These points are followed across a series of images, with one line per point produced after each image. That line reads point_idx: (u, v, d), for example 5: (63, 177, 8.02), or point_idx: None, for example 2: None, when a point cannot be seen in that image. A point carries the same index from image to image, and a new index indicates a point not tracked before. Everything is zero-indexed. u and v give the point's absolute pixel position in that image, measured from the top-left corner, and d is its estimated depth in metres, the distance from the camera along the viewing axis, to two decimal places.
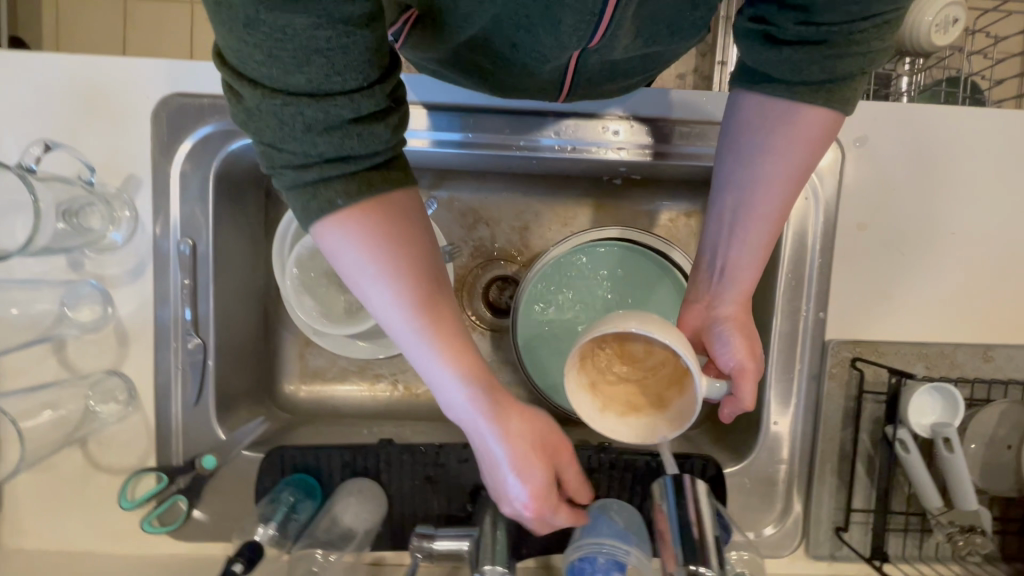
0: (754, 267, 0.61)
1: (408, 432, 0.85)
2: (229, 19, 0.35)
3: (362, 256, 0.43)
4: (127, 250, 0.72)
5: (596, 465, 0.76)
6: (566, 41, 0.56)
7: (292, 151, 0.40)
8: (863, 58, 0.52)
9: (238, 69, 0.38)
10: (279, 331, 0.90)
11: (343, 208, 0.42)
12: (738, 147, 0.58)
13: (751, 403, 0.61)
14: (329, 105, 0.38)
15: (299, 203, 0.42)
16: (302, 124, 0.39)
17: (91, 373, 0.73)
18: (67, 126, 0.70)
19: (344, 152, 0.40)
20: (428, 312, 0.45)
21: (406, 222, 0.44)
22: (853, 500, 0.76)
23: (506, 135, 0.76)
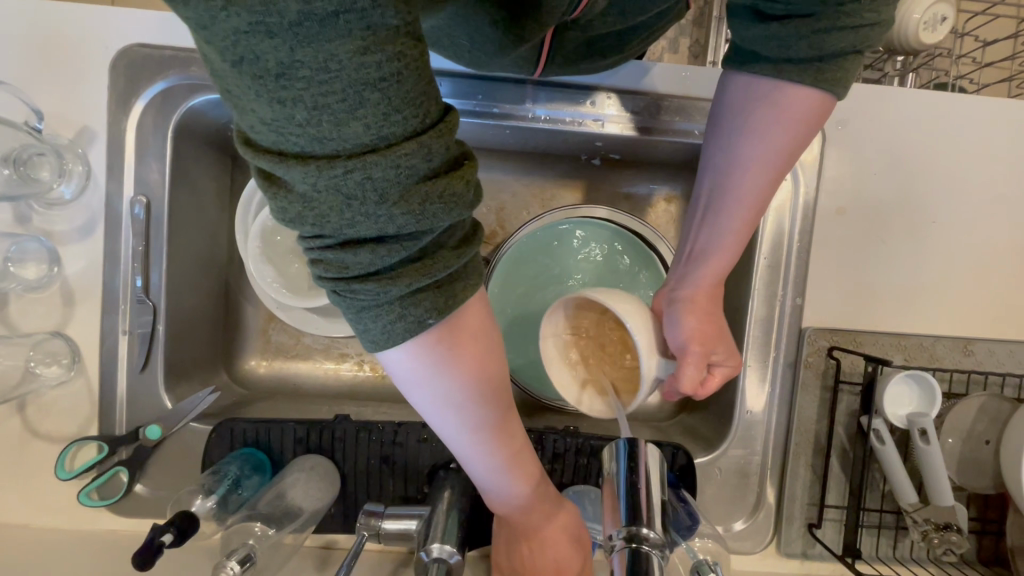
0: (731, 252, 0.59)
1: (370, 413, 0.82)
2: (260, 76, 0.26)
3: (441, 379, 0.38)
4: (77, 205, 0.69)
5: (562, 450, 0.72)
6: (547, 15, 0.55)
7: (365, 236, 0.30)
8: (856, 34, 0.47)
9: (277, 150, 0.28)
10: (242, 304, 0.87)
11: (430, 337, 0.35)
12: (722, 131, 0.56)
13: (693, 390, 0.56)
14: (399, 161, 0.28)
15: (373, 317, 0.33)
16: (372, 199, 0.29)
17: (34, 333, 0.69)
18: (20, 73, 0.67)
19: (423, 227, 0.31)
20: (492, 433, 0.43)
21: (483, 332, 0.39)
22: (827, 496, 0.73)
23: (482, 103, 0.73)
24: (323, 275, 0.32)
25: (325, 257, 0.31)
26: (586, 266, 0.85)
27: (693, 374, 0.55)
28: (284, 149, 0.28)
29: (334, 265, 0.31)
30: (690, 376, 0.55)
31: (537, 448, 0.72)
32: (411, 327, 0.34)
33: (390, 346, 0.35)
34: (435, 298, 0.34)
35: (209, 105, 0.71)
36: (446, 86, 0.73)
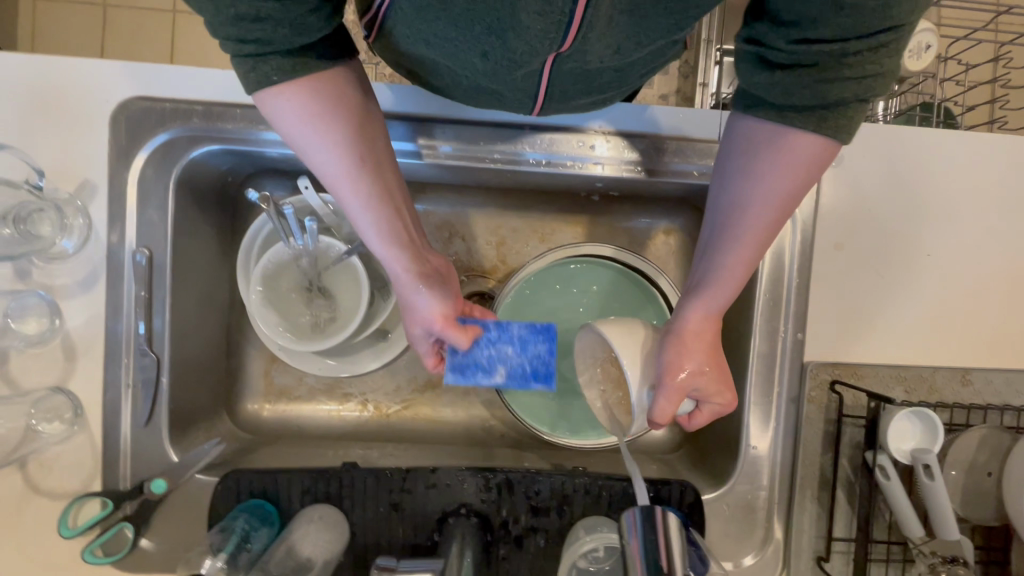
0: (726, 291, 0.57)
1: (375, 455, 0.81)
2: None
3: (304, 129, 0.48)
4: (78, 259, 0.68)
5: (571, 491, 0.72)
6: (538, 47, 0.50)
7: (227, 34, 0.42)
8: (859, 85, 0.48)
9: None
10: (244, 346, 0.86)
11: (285, 84, 0.45)
12: (724, 170, 0.58)
13: (661, 421, 0.58)
14: (260, 3, 0.40)
15: (242, 72, 0.44)
16: (230, 14, 0.40)
17: (35, 390, 0.68)
18: (18, 128, 0.66)
19: (276, 43, 0.43)
20: (364, 181, 0.50)
21: (351, 102, 0.49)
22: (834, 529, 0.74)
23: (482, 147, 0.74)
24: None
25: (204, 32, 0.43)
26: (591, 302, 0.85)
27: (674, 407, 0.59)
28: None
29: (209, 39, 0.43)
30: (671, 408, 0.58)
31: (546, 489, 0.72)
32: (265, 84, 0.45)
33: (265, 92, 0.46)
34: (282, 68, 0.44)
35: (210, 155, 0.71)
36: (448, 133, 0.74)
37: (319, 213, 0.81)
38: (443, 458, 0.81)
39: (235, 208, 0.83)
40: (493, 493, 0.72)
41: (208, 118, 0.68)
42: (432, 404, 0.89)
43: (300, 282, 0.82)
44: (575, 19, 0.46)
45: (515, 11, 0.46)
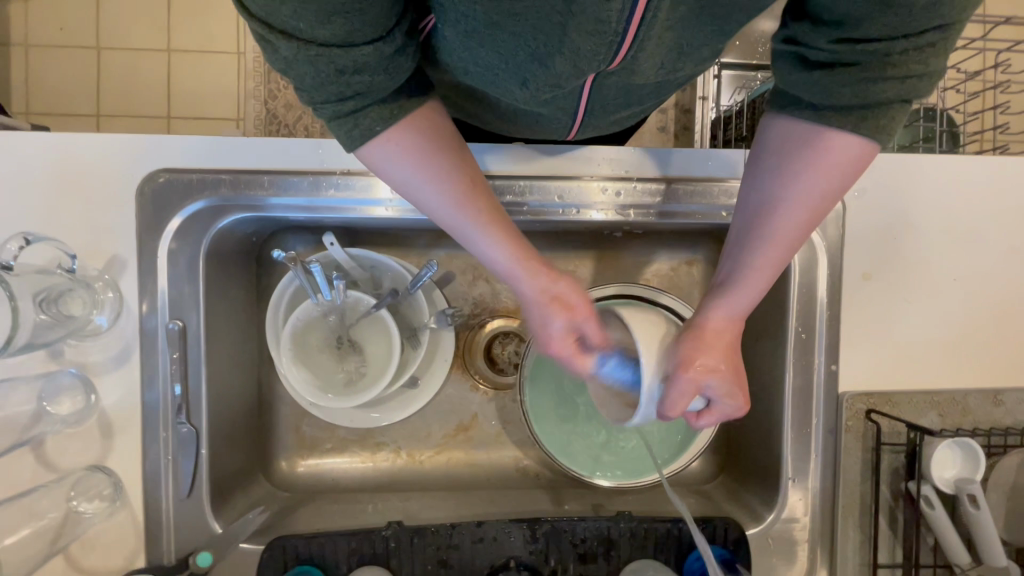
0: (755, 291, 0.56)
1: (415, 507, 0.81)
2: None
3: (408, 171, 0.49)
4: (111, 335, 0.68)
5: (617, 536, 0.73)
6: (584, 68, 0.49)
7: (327, 93, 0.43)
8: (901, 85, 0.47)
9: (267, 24, 0.38)
10: (274, 403, 0.86)
11: (385, 132, 0.46)
12: (754, 168, 0.56)
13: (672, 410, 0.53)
14: (355, 54, 0.40)
15: (342, 131, 0.46)
16: (332, 71, 0.41)
17: (74, 470, 0.67)
18: (45, 209, 0.66)
19: (371, 88, 0.43)
20: (470, 201, 0.50)
21: (440, 128, 0.49)
22: (877, 555, 0.75)
23: (510, 201, 0.74)
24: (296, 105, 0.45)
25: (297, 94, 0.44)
26: None
27: (679, 398, 0.53)
28: (269, 24, 0.38)
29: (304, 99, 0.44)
30: (677, 397, 0.53)
31: (592, 535, 0.73)
32: (364, 132, 0.45)
33: (367, 143, 0.46)
34: (378, 112, 0.45)
35: (236, 222, 0.71)
36: None
37: (344, 267, 0.81)
38: (482, 506, 0.81)
39: (259, 267, 0.83)
40: (539, 543, 0.72)
41: (235, 187, 0.68)
42: (464, 448, 0.89)
43: (329, 337, 0.81)
44: (626, 36, 0.47)
45: (565, 35, 0.46)
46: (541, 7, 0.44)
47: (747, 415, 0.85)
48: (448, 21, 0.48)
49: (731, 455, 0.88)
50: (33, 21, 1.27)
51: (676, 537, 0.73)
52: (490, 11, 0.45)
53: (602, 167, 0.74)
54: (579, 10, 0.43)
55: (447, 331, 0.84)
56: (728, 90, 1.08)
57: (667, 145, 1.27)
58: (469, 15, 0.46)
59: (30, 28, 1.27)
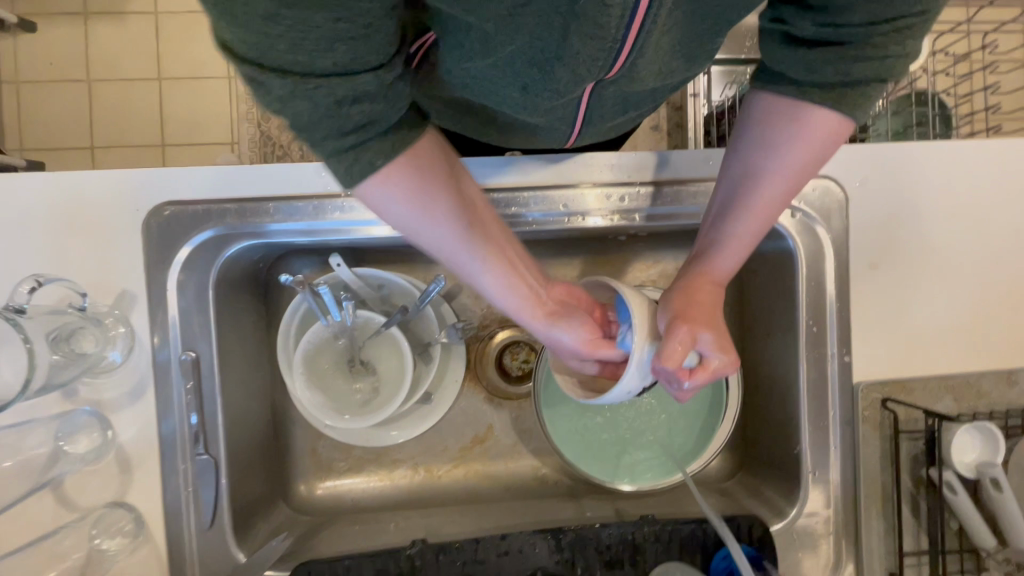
0: (738, 255, 0.57)
1: (437, 523, 0.81)
2: (248, 12, 0.32)
3: (404, 202, 0.47)
4: (125, 370, 0.67)
5: (642, 540, 0.72)
6: (584, 73, 0.49)
7: (326, 130, 0.40)
8: (881, 65, 0.48)
9: (254, 63, 0.36)
10: (289, 426, 0.86)
11: (387, 167, 0.44)
12: (736, 138, 0.56)
13: (666, 359, 0.50)
14: (356, 84, 0.38)
15: (342, 171, 0.44)
16: (330, 103, 0.38)
17: (94, 508, 0.67)
18: (53, 248, 0.66)
19: (374, 119, 0.42)
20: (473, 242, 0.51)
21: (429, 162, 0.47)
22: (903, 543, 0.74)
23: (515, 212, 0.74)
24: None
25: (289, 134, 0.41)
26: None
27: (676, 349, 0.50)
28: (260, 64, 0.36)
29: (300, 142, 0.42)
30: (668, 340, 0.51)
31: (616, 541, 0.73)
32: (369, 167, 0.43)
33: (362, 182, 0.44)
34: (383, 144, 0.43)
35: (244, 248, 0.72)
36: None
37: (352, 287, 0.81)
38: (504, 518, 0.81)
39: (266, 293, 0.83)
40: (565, 553, 0.72)
41: (241, 216, 0.68)
42: (482, 460, 0.88)
43: (340, 360, 0.81)
44: (626, 44, 0.46)
45: (567, 37, 0.45)
46: (543, 12, 0.43)
47: (762, 410, 0.85)
48: (444, 41, 0.51)
49: (749, 451, 0.88)
50: (23, 57, 1.27)
51: (701, 538, 0.73)
52: (493, 21, 0.44)
53: (603, 173, 0.75)
54: (581, 12, 0.42)
55: (458, 344, 0.84)
56: (720, 85, 1.08)
57: (662, 143, 1.28)
58: (471, 26, 0.46)
59: (20, 63, 1.27)
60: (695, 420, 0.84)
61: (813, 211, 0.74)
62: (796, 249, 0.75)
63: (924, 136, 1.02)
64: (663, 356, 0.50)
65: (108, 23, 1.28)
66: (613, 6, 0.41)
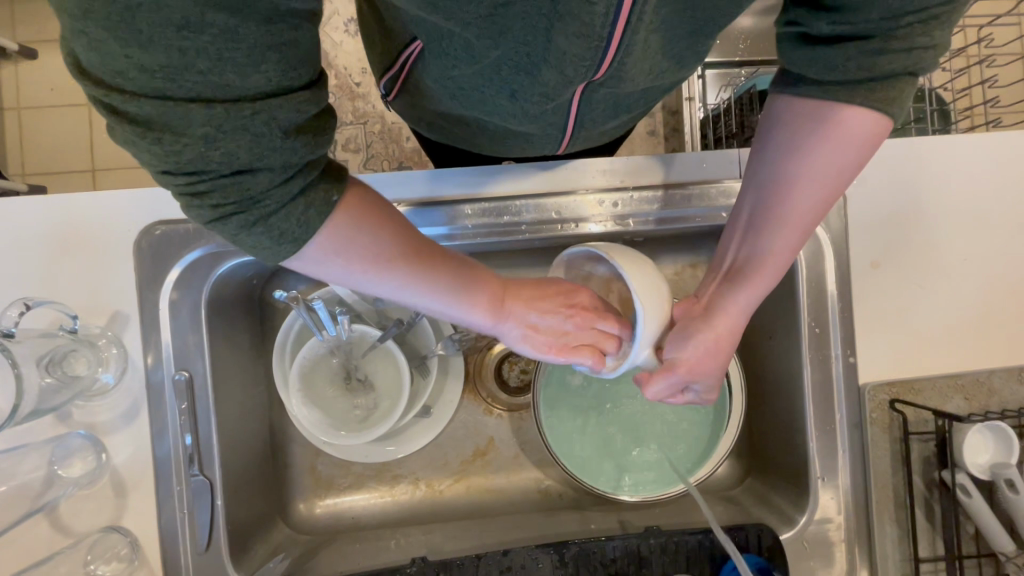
0: (775, 267, 0.58)
1: (438, 540, 0.79)
2: (158, 26, 0.28)
3: (352, 261, 0.44)
4: (119, 392, 0.67)
5: (648, 553, 0.71)
6: (571, 77, 0.48)
7: (266, 165, 0.35)
8: (907, 57, 0.46)
9: (165, 96, 0.30)
10: (287, 444, 0.85)
11: (327, 228, 0.41)
12: (762, 147, 0.56)
13: (652, 394, 0.61)
14: (297, 102, 0.34)
15: (294, 223, 0.39)
16: (268, 132, 0.34)
17: (88, 533, 0.66)
18: (45, 271, 0.66)
19: (314, 148, 0.37)
20: (430, 282, 0.49)
21: (371, 213, 0.44)
22: (918, 550, 0.72)
23: (508, 221, 0.74)
24: (216, 207, 0.36)
25: (215, 188, 0.35)
26: None
27: (664, 390, 0.60)
28: (171, 95, 0.31)
29: (232, 192, 0.36)
30: (659, 383, 0.59)
31: (622, 554, 0.71)
32: (323, 207, 0.40)
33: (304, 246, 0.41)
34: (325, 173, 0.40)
35: (237, 266, 0.71)
36: (469, 209, 0.73)
37: (348, 301, 0.80)
38: (507, 533, 0.79)
39: (262, 311, 0.83)
40: (569, 568, 0.70)
41: None
42: (483, 474, 0.87)
43: (337, 376, 0.80)
44: (612, 42, 0.44)
45: (551, 40, 0.44)
46: (526, 15, 0.43)
47: (769, 415, 0.83)
48: (429, 49, 0.51)
49: (755, 457, 0.86)
50: (23, 82, 1.29)
51: (708, 549, 0.71)
52: (476, 25, 0.43)
53: (597, 179, 0.74)
54: (565, 12, 0.41)
55: (455, 356, 0.83)
56: (715, 88, 1.08)
57: (659, 148, 1.27)
58: (452, 34, 0.46)
59: (21, 89, 1.29)
60: (700, 427, 0.82)
61: None
62: (795, 250, 0.73)
63: (923, 132, 1.01)
64: (649, 390, 0.60)
65: None
66: (597, 2, 0.39)
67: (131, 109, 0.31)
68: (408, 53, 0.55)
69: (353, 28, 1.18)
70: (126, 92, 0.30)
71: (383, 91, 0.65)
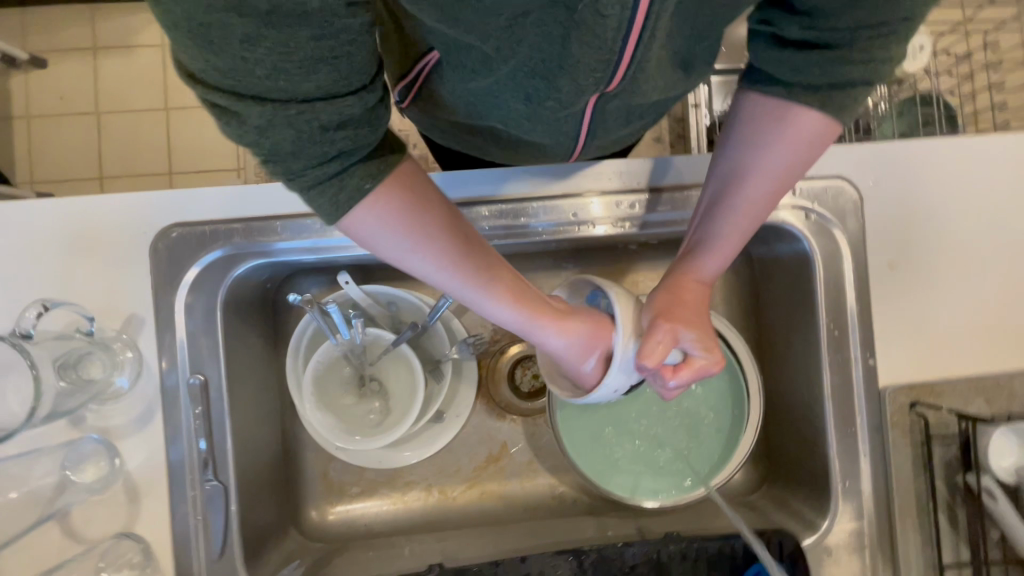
0: (724, 254, 0.57)
1: (453, 547, 0.78)
2: (225, 39, 0.31)
3: (397, 234, 0.46)
4: (133, 396, 0.66)
5: (668, 559, 0.69)
6: (584, 85, 0.47)
7: (309, 158, 0.38)
8: (866, 69, 0.47)
9: (232, 91, 0.34)
10: (299, 449, 0.84)
11: (375, 192, 0.43)
12: (723, 138, 0.56)
13: (653, 361, 0.51)
14: (341, 106, 0.36)
15: (326, 202, 0.41)
16: (313, 129, 0.37)
17: (101, 540, 0.65)
18: (61, 274, 0.65)
19: (353, 145, 0.39)
20: (467, 263, 0.49)
21: (417, 189, 0.45)
22: (943, 556, 0.71)
23: (523, 223, 0.74)
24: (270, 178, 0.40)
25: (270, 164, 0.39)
26: None
27: (656, 347, 0.52)
28: (237, 92, 0.34)
29: (279, 171, 0.39)
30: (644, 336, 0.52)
31: (641, 561, 0.69)
32: (353, 194, 0.41)
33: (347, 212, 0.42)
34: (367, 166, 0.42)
35: (251, 269, 0.71)
36: (484, 211, 0.73)
37: (361, 305, 0.80)
38: (522, 540, 0.78)
39: (276, 314, 0.83)
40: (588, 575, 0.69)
41: (248, 236, 0.67)
42: (497, 480, 0.85)
43: (350, 380, 0.80)
44: (624, 55, 0.45)
45: (568, 48, 0.44)
46: (545, 23, 0.42)
47: (786, 419, 0.82)
48: (446, 59, 0.51)
49: (772, 462, 0.86)
50: (34, 92, 1.30)
51: (729, 556, 0.70)
52: (495, 34, 0.43)
53: (612, 182, 0.74)
54: (582, 20, 0.41)
55: (469, 359, 0.83)
56: (721, 94, 1.08)
57: (665, 154, 1.27)
58: (472, 41, 0.46)
59: (31, 100, 1.30)
60: (717, 432, 0.81)
61: (828, 212, 0.73)
62: (812, 251, 0.73)
63: (931, 136, 1.01)
64: (644, 352, 0.51)
65: (116, 57, 1.30)
66: (609, 16, 0.40)
67: (210, 98, 0.35)
68: (422, 65, 0.55)
69: None
70: (205, 82, 0.34)
71: (397, 97, 0.63)
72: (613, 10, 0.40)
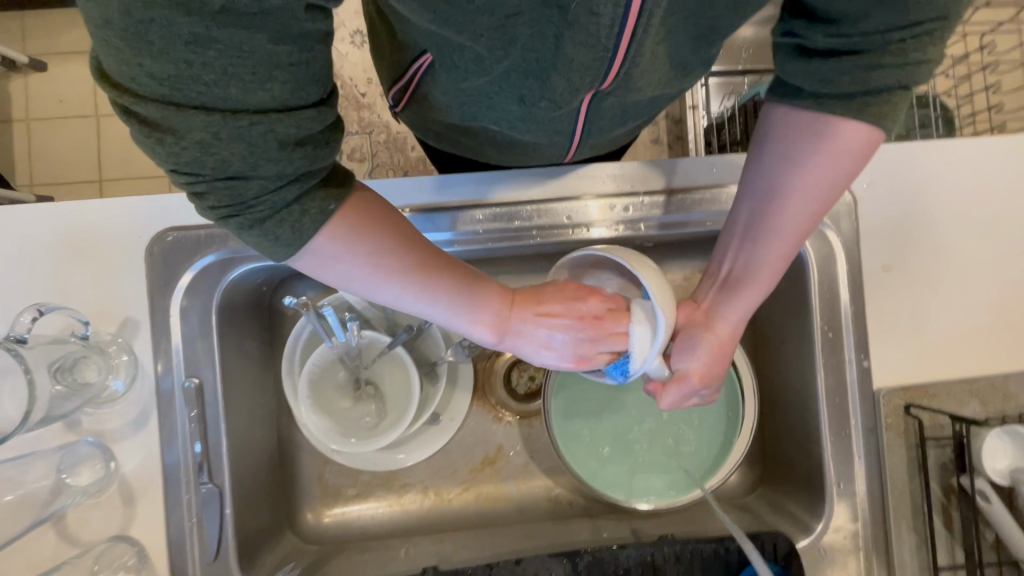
0: (767, 279, 0.59)
1: (448, 550, 0.78)
2: (168, 41, 0.29)
3: (356, 265, 0.47)
4: (128, 399, 0.67)
5: (662, 562, 0.69)
6: (578, 84, 0.48)
7: (263, 172, 0.37)
8: (902, 72, 0.46)
9: (169, 101, 0.32)
10: (295, 451, 0.84)
11: (325, 228, 0.43)
12: (757, 156, 0.56)
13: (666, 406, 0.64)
14: (297, 121, 0.35)
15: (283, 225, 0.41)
16: (269, 142, 0.35)
17: (96, 543, 0.65)
18: (56, 278, 0.66)
19: (309, 163, 0.38)
20: (428, 285, 0.50)
21: (369, 217, 0.46)
22: (938, 558, 0.71)
23: (518, 227, 0.74)
24: (211, 207, 0.38)
25: (210, 189, 0.37)
26: None
27: (675, 399, 0.63)
28: (177, 102, 0.32)
29: (225, 198, 0.37)
30: (669, 388, 0.63)
31: (635, 564, 0.69)
32: (319, 216, 0.42)
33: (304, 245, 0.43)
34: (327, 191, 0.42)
35: (246, 273, 0.71)
36: (478, 215, 0.73)
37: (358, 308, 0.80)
38: (518, 542, 0.79)
39: (272, 317, 0.83)
40: None
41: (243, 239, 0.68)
42: (492, 482, 0.86)
43: (346, 382, 0.79)
44: (618, 52, 0.44)
45: (561, 48, 0.44)
46: (536, 23, 0.43)
47: (781, 421, 0.82)
48: (439, 62, 0.51)
49: (768, 464, 0.86)
50: (33, 95, 1.30)
51: (723, 558, 0.70)
52: (486, 36, 0.43)
53: (606, 185, 0.74)
54: (573, 19, 0.41)
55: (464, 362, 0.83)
56: (717, 96, 1.08)
57: (663, 156, 1.27)
58: (464, 45, 0.46)
59: (30, 102, 1.30)
60: (712, 434, 0.82)
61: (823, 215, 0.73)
62: (806, 253, 0.73)
63: (928, 138, 1.01)
64: (662, 399, 0.63)
65: None
66: (602, 14, 0.40)
67: (139, 109, 0.32)
68: (415, 69, 0.55)
69: (359, 40, 1.19)
70: (134, 92, 0.32)
71: (391, 102, 0.64)
72: (606, 8, 0.40)
